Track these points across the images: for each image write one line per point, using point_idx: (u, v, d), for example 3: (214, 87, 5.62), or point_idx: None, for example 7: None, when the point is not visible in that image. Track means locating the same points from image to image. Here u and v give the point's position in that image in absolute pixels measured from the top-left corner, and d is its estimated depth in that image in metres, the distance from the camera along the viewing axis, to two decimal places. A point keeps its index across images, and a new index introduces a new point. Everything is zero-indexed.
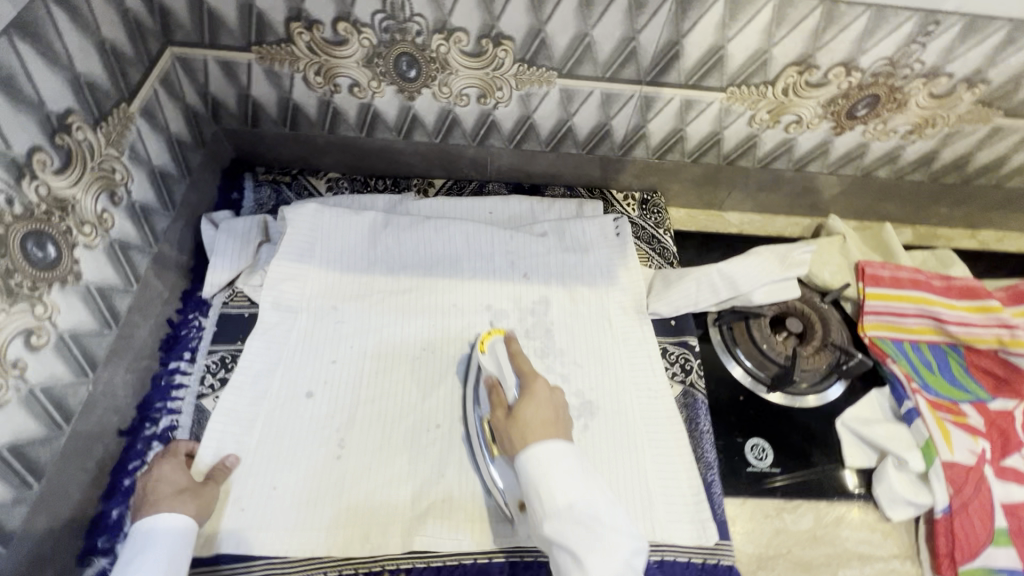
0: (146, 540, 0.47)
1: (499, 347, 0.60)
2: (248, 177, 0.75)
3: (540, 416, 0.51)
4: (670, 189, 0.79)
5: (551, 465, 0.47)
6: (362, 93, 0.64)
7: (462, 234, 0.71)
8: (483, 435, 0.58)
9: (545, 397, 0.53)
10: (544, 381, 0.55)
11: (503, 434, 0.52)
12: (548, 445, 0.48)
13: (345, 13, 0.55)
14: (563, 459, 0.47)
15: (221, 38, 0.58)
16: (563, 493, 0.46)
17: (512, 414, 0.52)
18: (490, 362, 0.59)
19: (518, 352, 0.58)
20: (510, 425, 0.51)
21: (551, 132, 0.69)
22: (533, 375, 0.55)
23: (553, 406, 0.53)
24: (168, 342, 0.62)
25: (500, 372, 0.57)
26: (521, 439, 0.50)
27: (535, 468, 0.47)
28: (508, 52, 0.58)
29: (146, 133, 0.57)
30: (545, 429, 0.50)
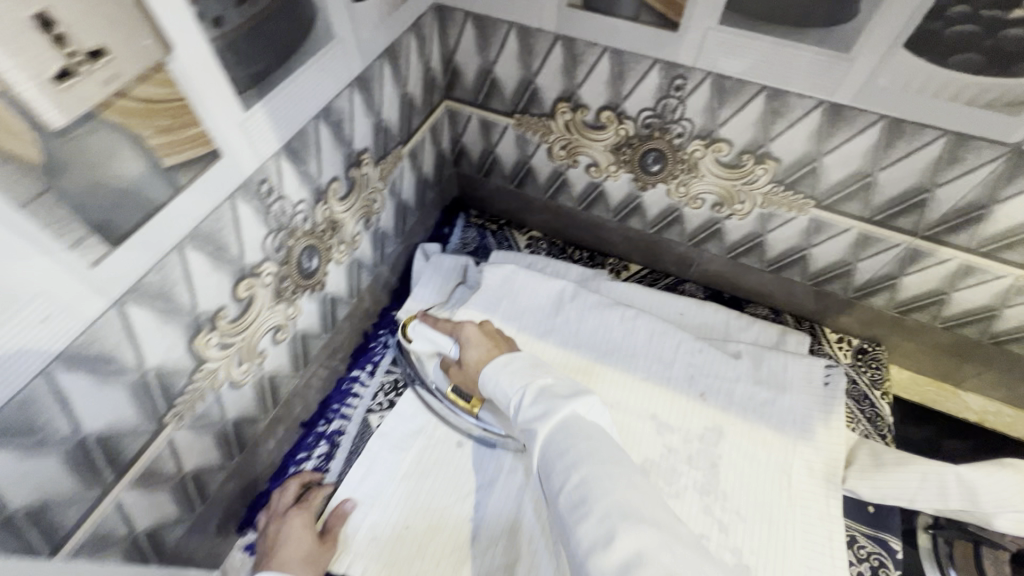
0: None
1: (416, 325, 0.62)
2: (461, 218, 0.80)
3: (484, 350, 0.55)
4: (899, 346, 0.68)
5: (497, 373, 0.52)
6: (597, 173, 0.65)
7: (647, 329, 0.68)
8: (456, 405, 0.61)
9: (472, 332, 0.57)
10: (470, 323, 0.58)
11: (466, 382, 0.57)
12: (492, 363, 0.53)
13: (613, 104, 0.56)
14: (512, 359, 0.53)
15: (492, 102, 0.63)
16: (514, 383, 0.51)
17: (462, 366, 0.57)
18: (421, 344, 0.62)
19: (437, 320, 0.62)
20: (465, 375, 0.57)
21: (780, 254, 0.63)
22: (460, 324, 0.59)
23: (489, 336, 0.57)
24: (357, 351, 0.68)
25: (437, 344, 0.60)
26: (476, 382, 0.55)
27: (489, 376, 0.53)
28: (768, 171, 0.54)
29: (406, 170, 0.63)
30: (487, 353, 0.55)
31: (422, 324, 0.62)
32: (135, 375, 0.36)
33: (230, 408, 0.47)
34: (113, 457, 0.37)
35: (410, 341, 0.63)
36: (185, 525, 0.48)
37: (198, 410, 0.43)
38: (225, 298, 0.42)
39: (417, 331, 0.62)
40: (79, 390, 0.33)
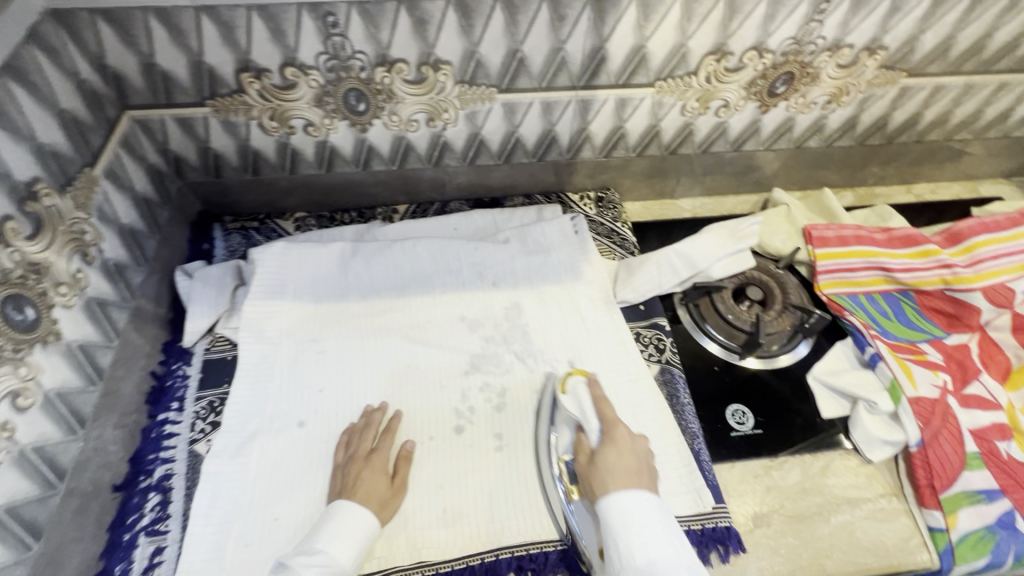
0: (342, 522, 0.53)
1: (580, 387, 0.61)
2: (217, 228, 0.77)
3: (622, 458, 0.53)
4: (622, 185, 0.84)
5: (630, 514, 0.49)
6: (317, 131, 0.68)
7: (429, 252, 0.74)
8: (561, 481, 0.58)
9: (629, 446, 0.55)
10: (625, 428, 0.56)
11: (586, 479, 0.54)
12: (633, 496, 0.50)
13: (290, 59, 0.58)
14: (643, 512, 0.49)
15: (176, 97, 0.61)
16: (644, 553, 0.47)
17: (593, 461, 0.54)
18: (569, 403, 0.60)
19: (601, 397, 0.59)
20: (590, 471, 0.54)
21: (501, 145, 0.73)
22: (616, 422, 0.57)
23: (636, 456, 0.54)
24: (154, 394, 0.63)
25: (583, 416, 0.59)
26: (601, 484, 0.52)
27: (618, 516, 0.49)
28: (448, 75, 0.62)
29: (112, 193, 0.59)
30: (628, 477, 0.52)
31: (584, 387, 0.61)
32: None
33: None
34: None
35: (562, 393, 0.61)
36: None
37: None
38: None
39: (574, 387, 0.61)
40: None
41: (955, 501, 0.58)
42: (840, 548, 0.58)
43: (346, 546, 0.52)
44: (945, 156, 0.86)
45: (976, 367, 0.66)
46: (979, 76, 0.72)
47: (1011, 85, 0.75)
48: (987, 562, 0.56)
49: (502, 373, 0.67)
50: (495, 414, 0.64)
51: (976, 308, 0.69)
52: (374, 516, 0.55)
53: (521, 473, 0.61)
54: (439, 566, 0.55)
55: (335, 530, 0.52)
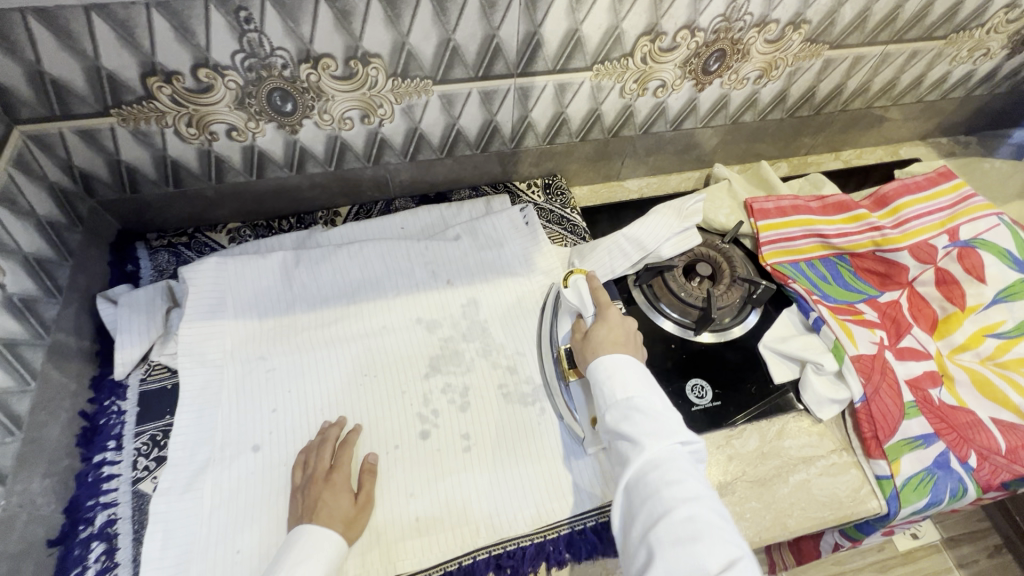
0: (307, 545, 0.51)
1: (580, 282, 0.68)
2: (141, 247, 0.71)
3: (613, 332, 0.61)
4: (569, 170, 0.83)
5: (615, 365, 0.57)
6: (242, 136, 0.63)
7: (377, 255, 0.71)
8: (557, 367, 0.65)
9: (617, 322, 0.63)
10: (617, 311, 0.64)
11: (581, 350, 0.62)
12: (618, 356, 0.58)
13: (202, 59, 0.54)
14: (627, 364, 0.57)
15: (74, 107, 0.55)
16: (623, 390, 0.55)
17: (588, 335, 0.62)
18: (571, 294, 0.67)
19: (599, 288, 0.67)
20: (586, 343, 0.62)
21: (441, 138, 0.71)
22: (608, 306, 0.65)
23: (626, 331, 0.62)
24: (86, 436, 0.58)
25: (581, 305, 0.66)
26: (593, 350, 0.60)
27: (605, 371, 0.57)
28: (379, 69, 0.59)
29: (9, 221, 0.53)
30: (614, 345, 0.60)
31: (584, 280, 0.68)
32: None
33: None
34: None
35: (564, 287, 0.68)
36: None
37: None
38: None
39: (575, 283, 0.68)
40: None
41: (897, 448, 0.62)
42: (800, 506, 0.61)
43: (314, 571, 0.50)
44: (867, 123, 0.91)
45: (908, 322, 0.71)
46: (894, 46, 0.76)
47: (921, 53, 0.79)
48: (927, 501, 0.60)
49: (464, 372, 0.66)
50: (460, 415, 0.63)
51: (905, 267, 0.74)
52: (341, 537, 0.53)
53: (492, 472, 0.60)
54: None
55: (296, 558, 0.50)
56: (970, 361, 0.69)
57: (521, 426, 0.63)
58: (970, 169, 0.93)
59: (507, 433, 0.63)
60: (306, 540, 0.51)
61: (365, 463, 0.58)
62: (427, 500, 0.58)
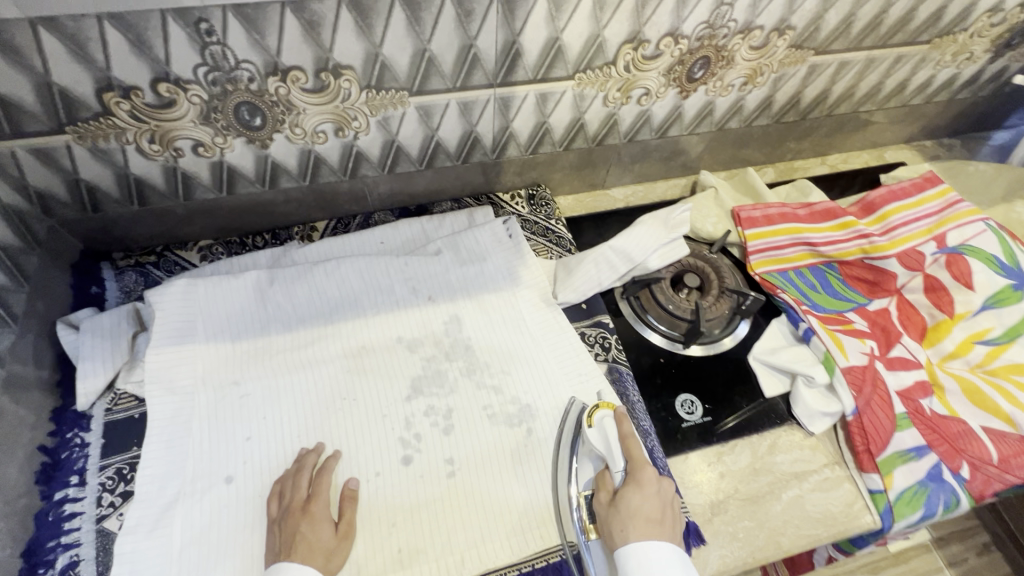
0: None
1: (607, 422, 0.58)
2: (106, 267, 0.68)
3: (650, 501, 0.51)
4: (553, 179, 0.81)
5: (653, 566, 0.47)
6: (209, 152, 0.60)
7: (355, 272, 0.69)
8: (578, 519, 0.54)
9: (653, 491, 0.52)
10: (653, 469, 0.54)
11: (608, 521, 0.52)
12: (655, 548, 0.48)
13: (161, 74, 0.51)
14: (664, 561, 0.47)
15: (26, 125, 0.52)
16: None
17: (618, 502, 0.52)
18: (597, 437, 0.57)
19: (632, 436, 0.56)
20: (615, 514, 0.52)
21: (420, 150, 0.68)
22: (642, 462, 0.55)
23: (661, 501, 0.52)
24: (46, 472, 0.55)
25: (609, 454, 0.56)
26: (622, 530, 0.50)
27: (636, 568, 0.47)
28: (351, 81, 0.57)
29: None
30: (649, 526, 0.50)
31: (611, 418, 0.58)
32: None
33: None
34: None
35: (590, 426, 0.58)
36: None
37: None
38: None
39: (601, 423, 0.58)
40: None
41: (890, 462, 0.61)
42: (793, 523, 0.59)
43: None
44: (853, 127, 0.90)
45: (898, 331, 0.70)
46: (879, 50, 0.75)
47: (906, 57, 0.78)
48: (921, 514, 0.59)
49: (447, 393, 0.64)
50: (443, 439, 0.61)
51: (893, 275, 0.73)
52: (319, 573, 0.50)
53: (477, 498, 0.58)
54: None
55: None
56: (960, 369, 0.68)
57: (508, 448, 0.61)
58: (955, 172, 0.93)
59: (492, 456, 0.60)
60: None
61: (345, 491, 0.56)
62: (410, 530, 0.56)
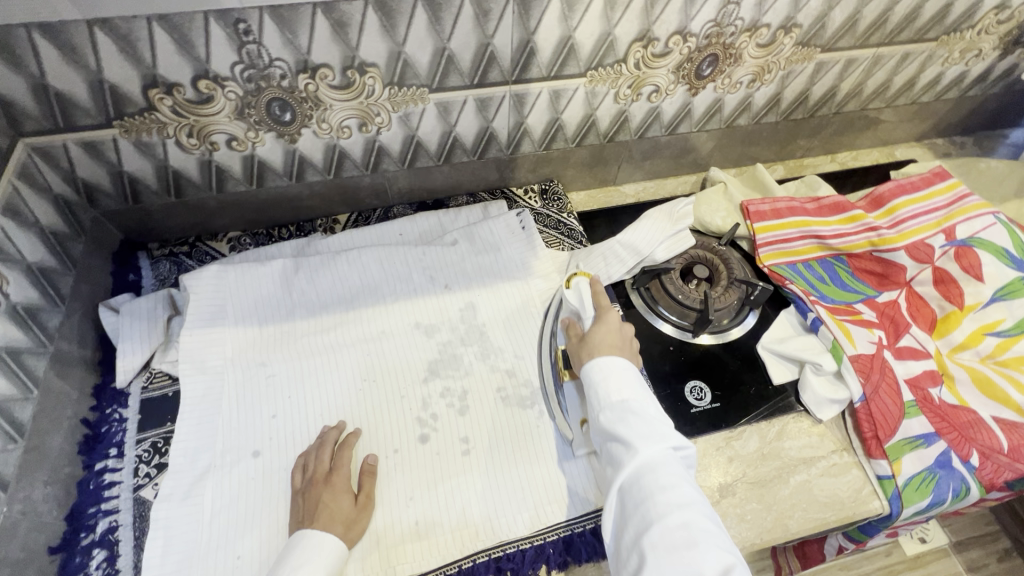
0: (305, 547, 0.51)
1: (581, 284, 0.67)
2: (143, 256, 0.72)
3: (611, 334, 0.61)
4: (566, 175, 0.84)
5: (607, 370, 0.56)
6: (242, 146, 0.64)
7: (375, 261, 0.72)
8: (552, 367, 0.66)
9: (615, 326, 0.61)
10: (617, 315, 0.63)
11: (577, 352, 0.61)
12: (611, 362, 0.57)
13: (202, 71, 0.55)
14: (619, 367, 0.57)
15: (77, 119, 0.56)
16: (617, 392, 0.54)
17: (585, 338, 0.61)
18: (572, 296, 0.66)
19: (601, 293, 0.65)
20: (582, 345, 0.61)
21: (438, 145, 0.72)
22: (608, 309, 0.64)
23: (621, 334, 0.61)
24: (87, 443, 0.59)
25: (580, 308, 0.65)
26: (588, 356, 0.59)
27: (598, 372, 0.57)
28: (375, 78, 0.60)
29: (13, 231, 0.54)
30: (610, 349, 0.59)
31: (586, 284, 0.67)
32: None
33: None
34: None
35: (567, 289, 0.67)
36: None
37: None
38: None
39: (578, 286, 0.67)
40: None
41: (898, 449, 0.62)
42: (801, 507, 0.60)
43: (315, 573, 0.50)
44: (862, 125, 0.91)
45: (907, 322, 0.71)
46: (886, 48, 0.76)
47: (913, 54, 0.79)
48: (930, 501, 0.60)
49: (463, 376, 0.66)
50: (458, 418, 0.63)
51: (902, 267, 0.74)
52: (340, 539, 0.53)
53: (491, 474, 0.60)
54: None
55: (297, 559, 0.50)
56: (970, 360, 0.69)
57: (520, 429, 0.63)
58: (966, 169, 0.93)
59: (506, 435, 0.63)
60: (308, 543, 0.51)
61: (365, 465, 0.58)
62: (427, 503, 0.58)
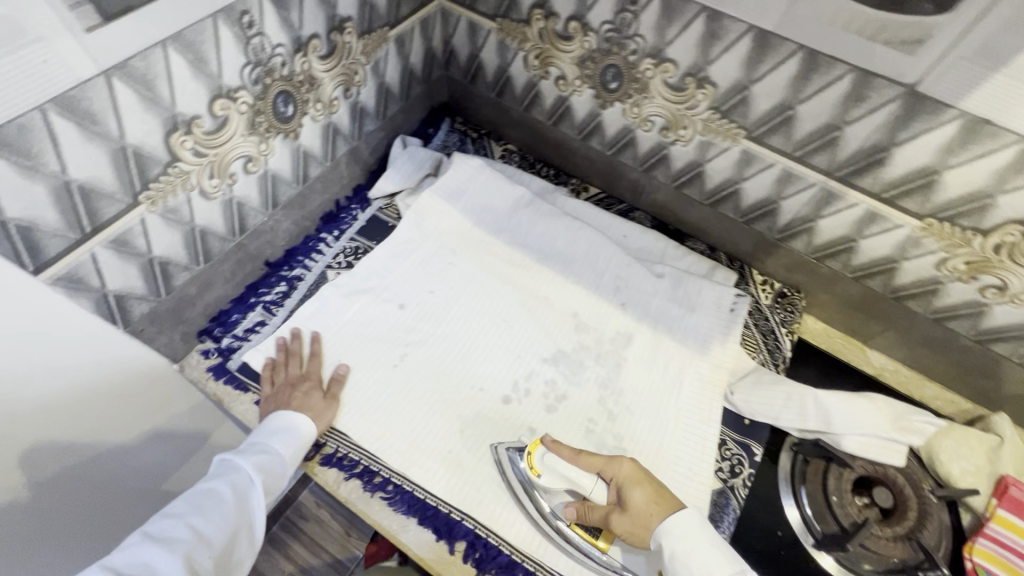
0: (282, 424, 0.57)
1: (547, 458, 0.57)
2: (446, 122, 0.86)
3: (645, 489, 0.54)
4: (817, 296, 0.73)
5: (698, 543, 0.50)
6: (565, 87, 0.70)
7: (587, 242, 0.74)
8: (580, 536, 0.56)
9: (629, 471, 0.55)
10: (625, 457, 0.56)
11: (625, 530, 0.53)
12: (678, 515, 0.51)
13: (579, 14, 0.61)
14: (700, 528, 0.51)
15: (479, 4, 0.69)
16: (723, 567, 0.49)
17: (624, 508, 0.53)
18: (553, 480, 0.56)
19: (579, 454, 0.57)
20: (630, 519, 0.53)
21: (716, 187, 0.68)
22: (610, 463, 0.56)
23: (643, 473, 0.55)
24: (328, 216, 0.76)
25: (574, 484, 0.56)
26: (649, 524, 0.52)
27: (682, 543, 0.50)
28: (707, 96, 0.59)
29: (392, 54, 0.70)
30: (660, 501, 0.53)
31: (552, 454, 0.57)
32: (115, 145, 0.45)
33: (200, 215, 0.56)
34: (94, 210, 0.46)
35: (539, 475, 0.56)
36: (149, 305, 0.57)
37: (169, 202, 0.52)
38: (202, 108, 0.50)
39: (545, 463, 0.57)
40: (72, 139, 0.41)
41: None
42: None
43: (292, 444, 0.56)
44: None
45: None
46: None
47: None
48: None
49: (574, 381, 0.67)
50: (543, 410, 0.65)
51: None
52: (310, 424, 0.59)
53: None
54: (416, 488, 0.59)
55: (274, 428, 0.56)
56: None
57: None
58: None
59: None
60: (289, 423, 0.57)
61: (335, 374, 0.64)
62: (468, 447, 0.62)
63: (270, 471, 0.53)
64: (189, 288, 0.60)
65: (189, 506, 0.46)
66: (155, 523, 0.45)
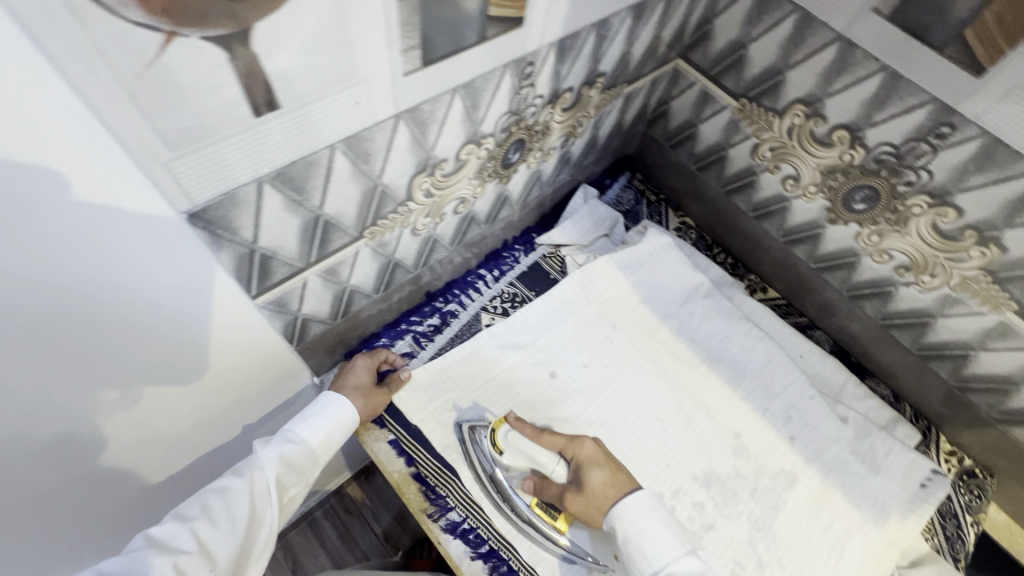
0: (321, 407, 0.52)
1: (510, 437, 0.54)
2: (625, 177, 0.81)
3: (605, 472, 0.51)
4: (1013, 488, 0.63)
5: None
6: (791, 188, 0.63)
7: (765, 356, 0.67)
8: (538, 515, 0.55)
9: (592, 457, 0.52)
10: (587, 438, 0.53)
11: (577, 507, 0.51)
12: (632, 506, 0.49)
13: (855, 126, 0.54)
14: None
15: (724, 78, 0.63)
16: None
17: (580, 488, 0.51)
18: (516, 460, 0.53)
19: (544, 433, 0.54)
20: (582, 499, 0.50)
21: (939, 342, 0.60)
22: (574, 442, 0.53)
23: (608, 458, 0.52)
24: (491, 254, 0.72)
25: (535, 463, 0.53)
26: (603, 510, 0.50)
27: None
28: (985, 256, 0.51)
29: (616, 109, 0.64)
30: (613, 487, 0.51)
31: (516, 433, 0.54)
32: (370, 183, 0.41)
33: (399, 249, 0.52)
34: (322, 242, 0.42)
35: (501, 453, 0.54)
36: (322, 328, 0.53)
37: (382, 237, 0.48)
38: (450, 152, 0.45)
39: (509, 444, 0.54)
40: (340, 174, 0.37)
41: None
42: None
43: (321, 430, 0.51)
44: None
45: None
46: None
47: None
48: None
49: (726, 514, 0.59)
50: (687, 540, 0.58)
51: None
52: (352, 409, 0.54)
53: None
54: None
55: (308, 413, 0.51)
56: None
57: None
58: None
59: None
60: (327, 405, 0.52)
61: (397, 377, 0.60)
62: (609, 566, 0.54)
63: (295, 463, 0.48)
64: (359, 313, 0.57)
65: (199, 508, 0.43)
66: (158, 526, 0.42)
